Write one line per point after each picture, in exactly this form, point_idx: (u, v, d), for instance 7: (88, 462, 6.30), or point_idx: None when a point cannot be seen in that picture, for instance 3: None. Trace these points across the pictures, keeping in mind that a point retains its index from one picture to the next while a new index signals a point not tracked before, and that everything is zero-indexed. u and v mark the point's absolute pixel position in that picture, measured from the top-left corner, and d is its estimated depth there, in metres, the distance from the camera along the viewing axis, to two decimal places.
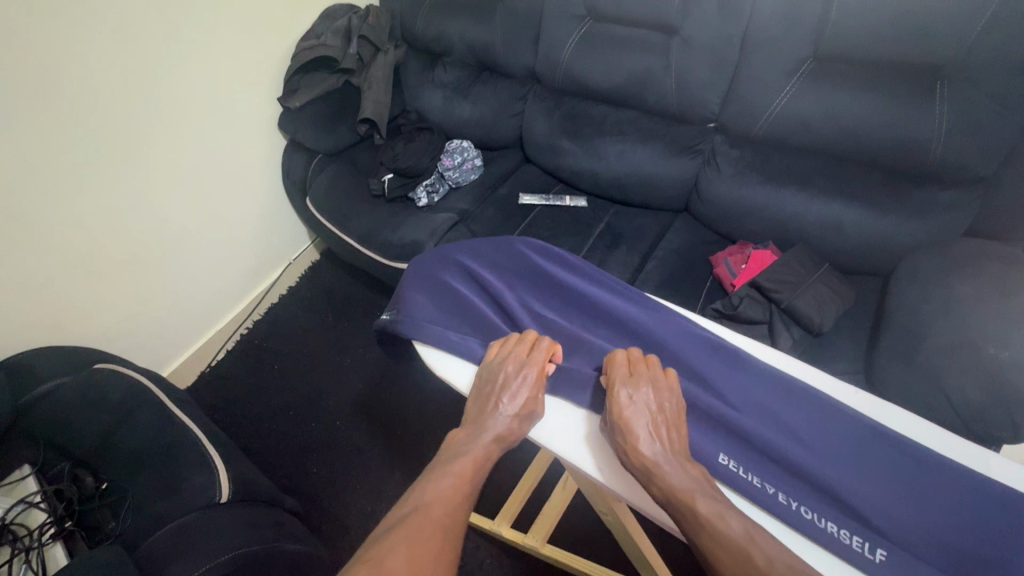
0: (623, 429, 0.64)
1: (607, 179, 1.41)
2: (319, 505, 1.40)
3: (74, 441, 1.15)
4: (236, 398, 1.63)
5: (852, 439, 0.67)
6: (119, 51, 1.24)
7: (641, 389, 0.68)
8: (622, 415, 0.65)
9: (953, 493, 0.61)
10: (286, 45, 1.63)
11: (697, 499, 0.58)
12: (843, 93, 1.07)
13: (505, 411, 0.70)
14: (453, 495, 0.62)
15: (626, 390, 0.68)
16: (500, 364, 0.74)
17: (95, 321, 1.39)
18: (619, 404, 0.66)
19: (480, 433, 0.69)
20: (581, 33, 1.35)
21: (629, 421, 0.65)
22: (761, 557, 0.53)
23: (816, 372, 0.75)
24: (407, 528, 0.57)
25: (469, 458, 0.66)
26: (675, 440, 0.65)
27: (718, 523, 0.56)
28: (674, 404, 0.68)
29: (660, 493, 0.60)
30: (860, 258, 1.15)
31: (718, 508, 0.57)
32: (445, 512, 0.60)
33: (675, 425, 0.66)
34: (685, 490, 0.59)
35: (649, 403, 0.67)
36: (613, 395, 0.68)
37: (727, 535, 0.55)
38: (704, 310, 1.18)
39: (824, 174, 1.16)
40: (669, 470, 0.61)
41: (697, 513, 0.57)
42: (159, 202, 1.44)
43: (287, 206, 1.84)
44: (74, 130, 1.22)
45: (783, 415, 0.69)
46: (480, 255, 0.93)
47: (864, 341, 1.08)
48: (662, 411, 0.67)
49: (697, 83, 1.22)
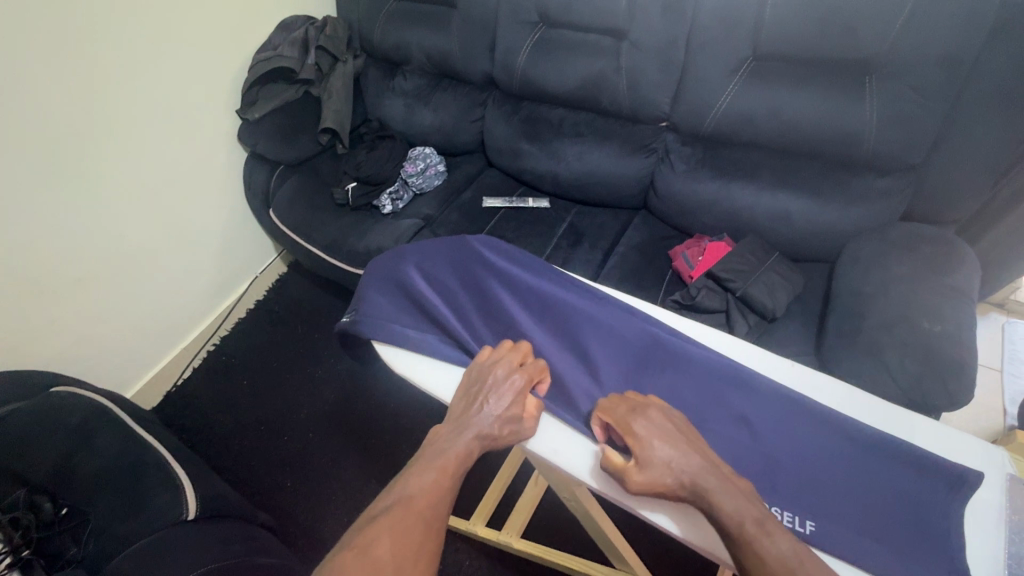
0: (653, 465, 0.60)
1: (567, 180, 1.45)
2: (293, 518, 1.38)
3: (30, 467, 1.10)
4: (204, 416, 1.59)
5: (784, 415, 0.69)
6: (72, 66, 1.22)
7: (654, 418, 0.64)
8: (648, 455, 0.61)
9: (885, 462, 0.64)
10: (242, 57, 1.62)
11: (746, 515, 0.55)
12: (783, 89, 1.12)
13: (491, 410, 0.69)
14: (433, 490, 0.63)
15: (642, 424, 0.64)
16: (489, 366, 0.73)
17: (49, 344, 1.35)
18: (639, 439, 0.62)
19: (464, 429, 0.68)
20: (535, 39, 1.39)
21: (657, 450, 0.61)
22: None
23: (755, 353, 0.77)
24: (391, 521, 0.59)
25: (454, 454, 0.66)
26: (705, 454, 0.62)
27: (765, 539, 0.53)
28: (686, 424, 0.66)
29: (706, 509, 0.57)
30: (807, 245, 1.20)
31: (766, 524, 0.55)
32: (428, 507, 0.61)
33: (700, 445, 0.63)
34: (731, 503, 0.56)
35: (668, 428, 0.63)
36: (631, 434, 0.63)
37: (776, 556, 0.52)
38: (664, 302, 1.22)
39: (771, 167, 1.21)
40: (712, 483, 0.58)
41: (747, 530, 0.54)
42: (115, 219, 1.41)
43: (250, 219, 1.83)
44: (20, 148, 1.18)
45: (727, 400, 0.71)
46: (435, 253, 0.93)
47: (814, 324, 1.13)
48: (681, 435, 0.63)
49: (647, 84, 1.27)
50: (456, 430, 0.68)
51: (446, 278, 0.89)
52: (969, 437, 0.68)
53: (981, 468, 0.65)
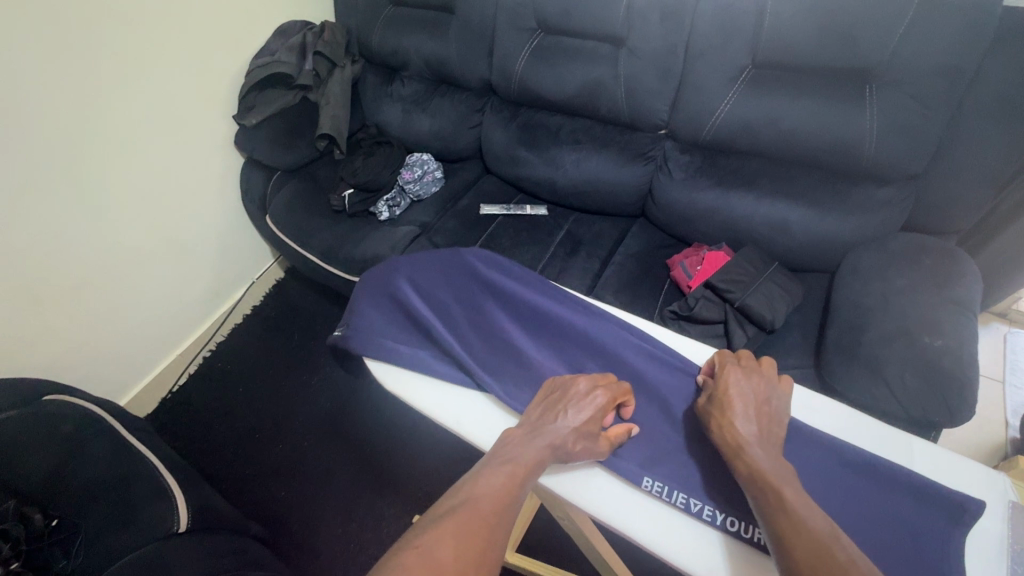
0: (721, 405, 0.66)
1: (565, 188, 1.44)
2: (286, 528, 1.37)
3: (19, 477, 1.07)
4: (199, 423, 1.58)
5: None
6: (71, 74, 1.22)
7: (752, 381, 0.68)
8: (725, 396, 0.67)
9: (875, 485, 0.64)
10: (239, 62, 1.62)
11: (785, 488, 0.56)
12: (782, 98, 1.11)
13: (567, 421, 0.66)
14: (501, 495, 0.58)
15: (737, 374, 0.69)
16: (572, 379, 0.72)
17: (43, 350, 1.34)
18: (725, 384, 0.68)
19: (540, 439, 0.64)
20: (532, 45, 1.38)
21: (732, 402, 0.66)
22: (844, 553, 0.50)
23: None
24: (458, 521, 0.54)
25: (528, 462, 0.62)
26: (773, 434, 0.64)
27: (803, 510, 0.54)
28: (782, 409, 0.67)
29: (743, 467, 0.60)
30: (806, 255, 1.19)
31: (804, 499, 0.56)
32: (496, 513, 0.56)
33: (777, 425, 0.65)
34: (773, 473, 0.58)
35: (758, 398, 0.66)
36: (723, 374, 0.69)
37: (808, 525, 0.53)
38: (662, 312, 1.21)
39: (770, 176, 1.20)
40: (758, 452, 0.61)
41: (782, 497, 0.56)
42: (112, 227, 1.41)
43: (246, 225, 1.82)
44: (16, 157, 1.17)
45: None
46: (428, 266, 0.93)
47: (813, 336, 1.12)
48: (768, 405, 0.66)
49: (645, 91, 1.26)
50: (531, 439, 0.65)
51: (440, 292, 0.88)
52: (965, 460, 0.67)
53: (976, 492, 0.64)
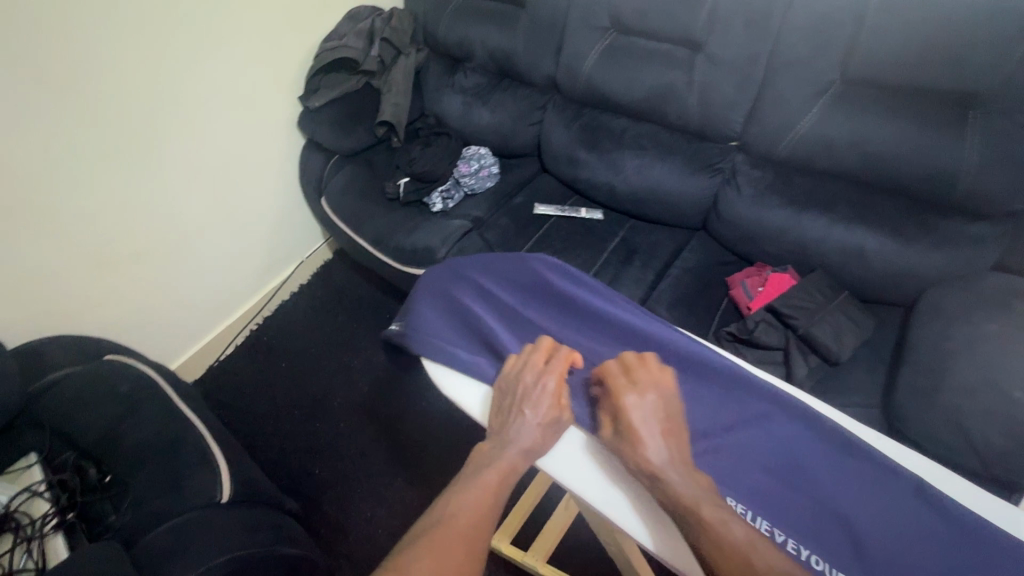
0: (628, 434, 0.65)
1: (624, 194, 1.39)
2: (318, 506, 1.40)
3: (79, 433, 1.14)
4: (244, 394, 1.63)
5: (866, 477, 0.64)
6: (147, 43, 1.26)
7: (645, 396, 0.68)
8: (628, 424, 0.66)
9: (955, 540, 0.59)
10: (309, 45, 1.64)
11: (702, 507, 0.58)
12: (872, 118, 1.04)
13: (530, 420, 0.69)
14: (478, 508, 0.63)
15: (632, 397, 0.68)
16: (517, 375, 0.74)
17: (105, 312, 1.40)
18: (624, 409, 0.67)
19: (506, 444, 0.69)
20: (603, 45, 1.34)
21: (638, 427, 0.65)
22: (762, 563, 0.54)
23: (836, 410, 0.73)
24: (436, 539, 0.59)
25: (497, 468, 0.67)
26: (684, 446, 0.65)
27: (720, 529, 0.56)
28: (676, 407, 0.69)
29: (666, 498, 0.61)
30: (881, 288, 1.11)
31: (722, 515, 0.57)
32: (473, 525, 0.61)
33: (681, 434, 0.66)
34: (691, 498, 0.59)
35: (655, 411, 0.67)
36: (619, 400, 0.68)
37: (728, 541, 0.55)
38: (718, 332, 1.16)
39: (848, 200, 1.13)
40: (674, 477, 0.61)
41: (701, 520, 0.57)
42: (177, 195, 1.46)
43: (302, 205, 1.85)
44: (94, 122, 1.23)
45: (778, 436, 0.68)
46: (490, 267, 0.92)
47: (881, 374, 1.05)
48: (667, 419, 0.67)
49: (720, 100, 1.20)
50: (499, 446, 0.69)
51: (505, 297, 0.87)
52: None
53: None
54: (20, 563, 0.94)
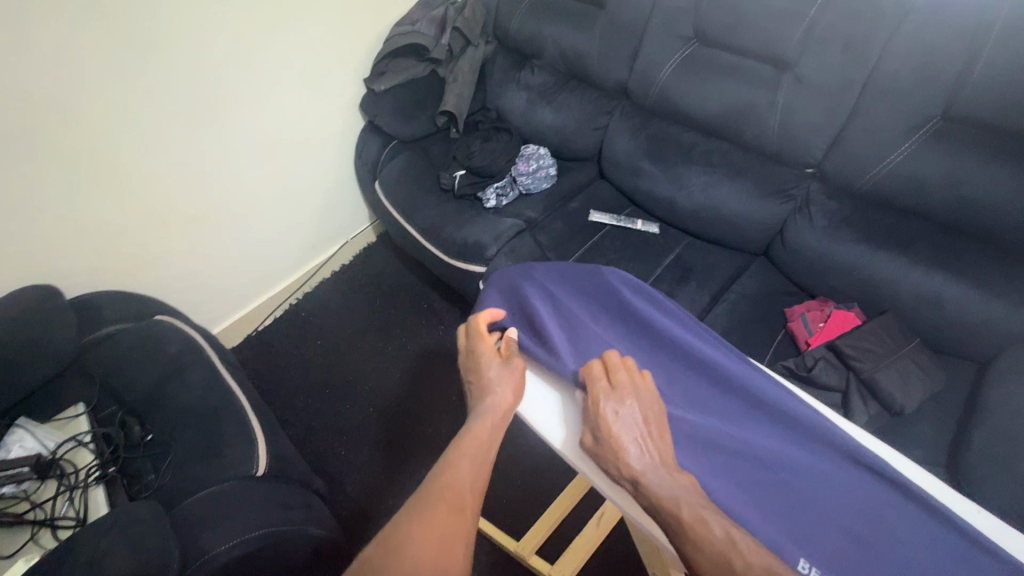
0: (611, 446, 0.66)
1: (685, 210, 1.35)
2: (343, 487, 1.40)
3: (128, 388, 1.19)
4: (279, 366, 1.65)
5: (959, 556, 0.60)
6: (230, 11, 1.27)
7: (625, 400, 0.69)
8: (609, 434, 0.66)
9: None
10: (381, 28, 1.65)
11: (682, 508, 0.60)
12: (970, 160, 0.97)
13: (496, 391, 0.73)
14: (464, 479, 0.65)
15: (612, 405, 0.68)
16: (472, 355, 0.79)
17: (160, 270, 1.43)
18: (606, 419, 0.67)
19: (479, 416, 0.70)
20: (684, 55, 1.31)
21: (617, 438, 0.66)
22: (740, 560, 0.54)
23: (929, 477, 0.68)
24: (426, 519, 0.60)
25: (476, 440, 0.68)
26: (662, 449, 0.66)
27: (699, 528, 0.58)
28: (659, 411, 0.70)
29: (647, 502, 0.62)
30: (957, 340, 1.05)
31: (701, 516, 0.59)
32: (463, 499, 0.63)
33: (660, 436, 0.67)
34: (670, 499, 0.61)
35: (636, 417, 0.68)
36: (599, 410, 0.68)
37: (707, 539, 0.57)
38: (773, 365, 1.12)
39: (932, 243, 1.06)
40: (656, 480, 0.63)
41: (682, 522, 0.58)
42: (237, 165, 1.47)
43: (354, 186, 1.87)
44: (170, 86, 1.24)
45: (862, 496, 0.65)
46: (563, 276, 0.91)
47: (948, 432, 0.99)
48: (647, 422, 0.68)
49: (802, 124, 1.16)
50: (474, 418, 0.70)
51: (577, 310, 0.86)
52: None
53: None
54: (62, 510, 0.97)
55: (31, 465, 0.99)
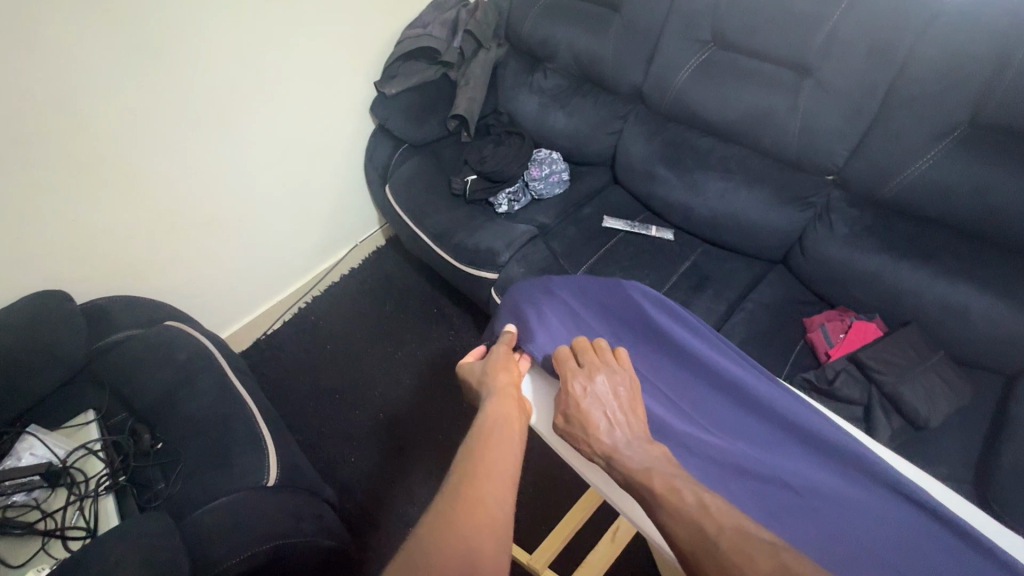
0: (580, 420, 0.66)
1: (702, 217, 1.33)
2: (352, 495, 1.39)
3: (138, 395, 1.18)
4: (289, 371, 1.64)
5: None
6: (240, 13, 1.26)
7: (595, 376, 0.70)
8: (580, 410, 0.67)
9: None
10: (392, 31, 1.64)
11: (653, 477, 0.60)
12: (1000, 168, 0.95)
13: (500, 386, 0.72)
14: (487, 463, 0.60)
15: (581, 380, 0.69)
16: (469, 371, 0.79)
17: (170, 274, 1.42)
18: (575, 396, 0.68)
19: (488, 409, 0.68)
20: (701, 59, 1.29)
21: (587, 413, 0.67)
22: (713, 526, 0.53)
23: (964, 502, 0.66)
24: (459, 518, 0.54)
25: (500, 438, 0.64)
26: (634, 422, 0.67)
27: (671, 496, 0.57)
28: (631, 385, 0.71)
29: (619, 474, 0.62)
30: (984, 352, 1.02)
31: (673, 484, 0.58)
32: (496, 496, 0.57)
33: (633, 409, 0.68)
34: (642, 469, 0.61)
35: (606, 391, 0.69)
36: (568, 387, 0.69)
37: (681, 508, 0.55)
38: (792, 378, 1.09)
39: (958, 253, 1.03)
40: (628, 453, 0.63)
41: (653, 491, 0.58)
42: (246, 167, 1.46)
43: (364, 190, 1.86)
44: (180, 89, 1.23)
45: (900, 526, 0.62)
46: (584, 290, 0.90)
47: (976, 448, 0.96)
48: (618, 395, 0.69)
49: (823, 131, 1.13)
50: (483, 413, 0.67)
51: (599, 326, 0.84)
52: None
53: None
54: (72, 520, 0.96)
55: (41, 474, 0.98)
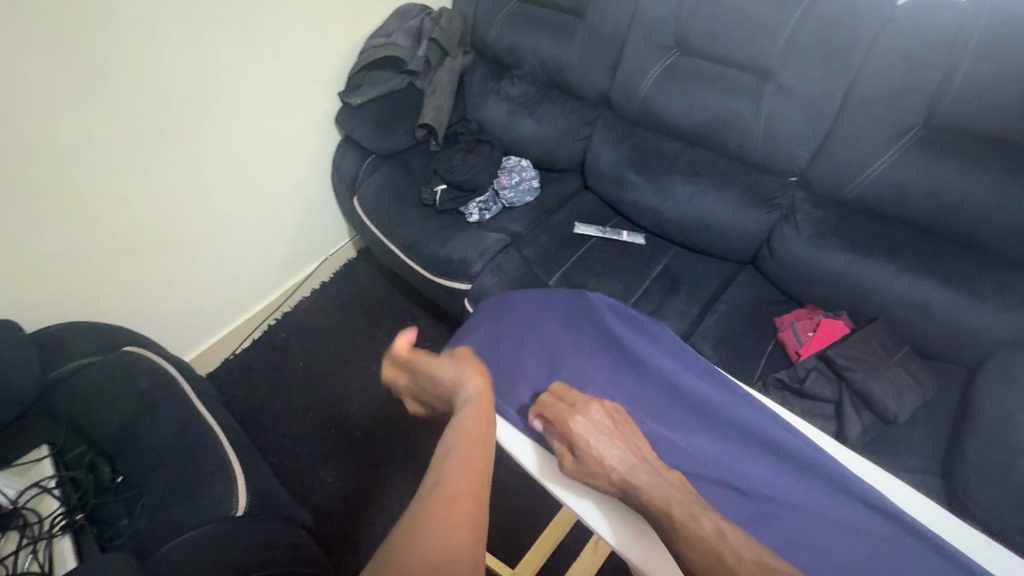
0: (589, 455, 0.64)
1: (672, 221, 1.34)
2: (329, 517, 1.35)
3: (97, 427, 1.11)
4: (259, 392, 1.58)
5: None
6: (194, 25, 1.21)
7: (591, 412, 0.68)
8: (589, 447, 0.65)
9: None
10: (355, 40, 1.61)
11: (672, 506, 0.59)
12: (952, 168, 0.98)
13: (464, 389, 0.69)
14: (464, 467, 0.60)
15: (580, 418, 0.67)
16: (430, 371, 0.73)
17: (128, 300, 1.36)
18: (578, 435, 0.66)
19: (461, 409, 0.67)
20: (665, 64, 1.30)
21: (594, 448, 0.64)
22: (732, 555, 0.54)
23: (923, 499, 0.67)
24: (433, 516, 0.55)
25: (475, 436, 0.63)
26: (639, 446, 0.67)
27: (689, 524, 0.57)
28: (622, 415, 0.70)
29: (638, 503, 0.62)
30: (944, 345, 1.05)
31: (692, 512, 0.58)
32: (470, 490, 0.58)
33: (633, 434, 0.68)
34: (658, 495, 0.61)
35: (603, 424, 0.67)
36: (568, 427, 0.67)
37: (699, 535, 0.56)
38: (765, 378, 1.11)
39: (917, 250, 1.07)
40: (641, 481, 0.62)
41: (673, 520, 0.58)
42: (205, 183, 1.40)
43: (333, 202, 1.83)
44: (131, 106, 1.18)
45: (848, 526, 0.63)
46: (547, 302, 0.90)
47: (942, 440, 0.99)
48: (615, 424, 0.68)
49: (786, 134, 1.15)
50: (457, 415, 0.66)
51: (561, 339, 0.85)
52: None
53: None
54: (23, 565, 0.88)
55: None
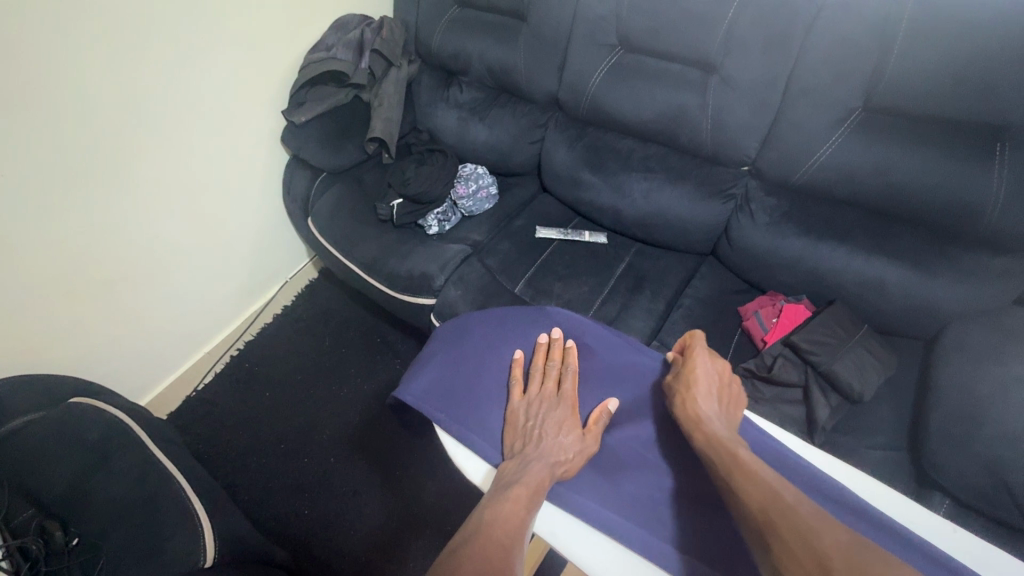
0: (688, 379, 0.76)
1: (631, 218, 1.34)
2: (308, 551, 1.30)
3: (45, 488, 1.03)
4: (224, 429, 1.51)
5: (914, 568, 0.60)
6: (121, 58, 1.15)
7: (714, 359, 0.79)
8: (691, 372, 0.77)
9: None
10: (294, 55, 1.55)
11: (739, 450, 0.65)
12: (893, 149, 1.00)
13: (556, 441, 0.74)
14: (513, 518, 0.64)
15: (703, 353, 0.79)
16: (535, 408, 0.79)
17: (73, 348, 1.28)
18: (691, 361, 0.78)
19: (538, 459, 0.72)
20: (611, 63, 1.29)
21: (696, 376, 0.76)
22: (791, 497, 0.58)
23: (882, 487, 0.69)
24: (475, 552, 0.59)
25: (537, 491, 0.68)
26: (729, 411, 0.74)
27: (754, 466, 0.63)
28: (735, 389, 0.78)
29: (706, 434, 0.69)
30: (899, 320, 1.08)
31: (755, 459, 0.64)
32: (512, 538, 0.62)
33: (731, 404, 0.75)
34: (727, 439, 0.68)
35: (717, 375, 0.77)
36: (691, 353, 0.80)
37: (762, 477, 0.61)
38: (734, 367, 1.11)
39: (867, 230, 1.09)
40: (716, 425, 0.70)
41: (738, 456, 0.65)
42: (149, 217, 1.33)
43: (287, 224, 1.77)
44: (58, 146, 1.10)
45: None
46: (501, 321, 0.95)
47: (906, 414, 1.02)
48: (725, 387, 0.77)
49: (734, 124, 1.16)
50: (528, 465, 0.71)
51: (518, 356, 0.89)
52: None
53: None
54: None
55: None
